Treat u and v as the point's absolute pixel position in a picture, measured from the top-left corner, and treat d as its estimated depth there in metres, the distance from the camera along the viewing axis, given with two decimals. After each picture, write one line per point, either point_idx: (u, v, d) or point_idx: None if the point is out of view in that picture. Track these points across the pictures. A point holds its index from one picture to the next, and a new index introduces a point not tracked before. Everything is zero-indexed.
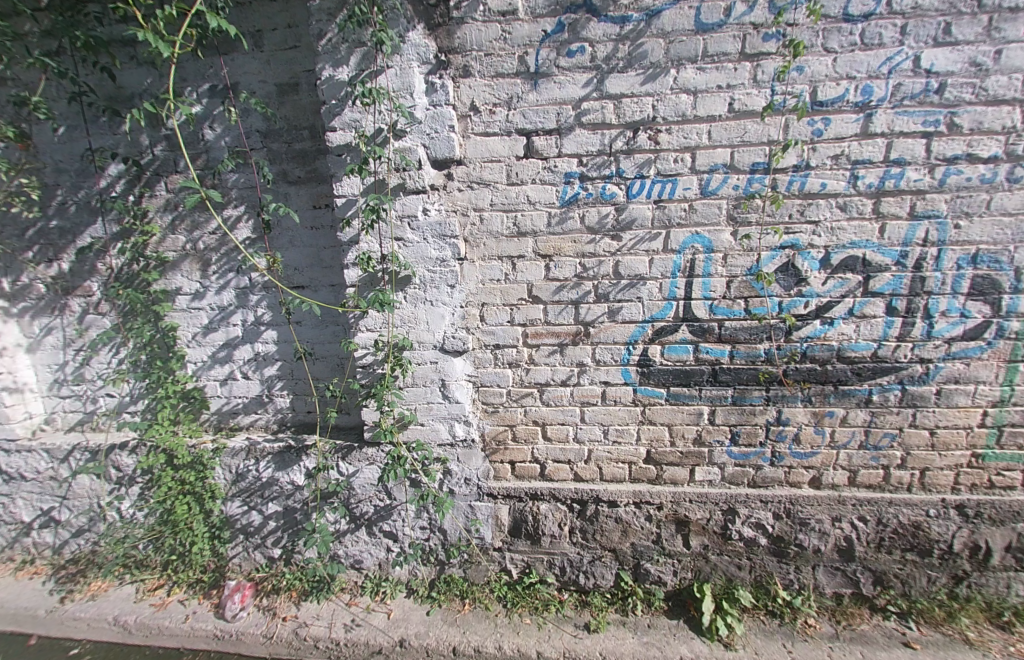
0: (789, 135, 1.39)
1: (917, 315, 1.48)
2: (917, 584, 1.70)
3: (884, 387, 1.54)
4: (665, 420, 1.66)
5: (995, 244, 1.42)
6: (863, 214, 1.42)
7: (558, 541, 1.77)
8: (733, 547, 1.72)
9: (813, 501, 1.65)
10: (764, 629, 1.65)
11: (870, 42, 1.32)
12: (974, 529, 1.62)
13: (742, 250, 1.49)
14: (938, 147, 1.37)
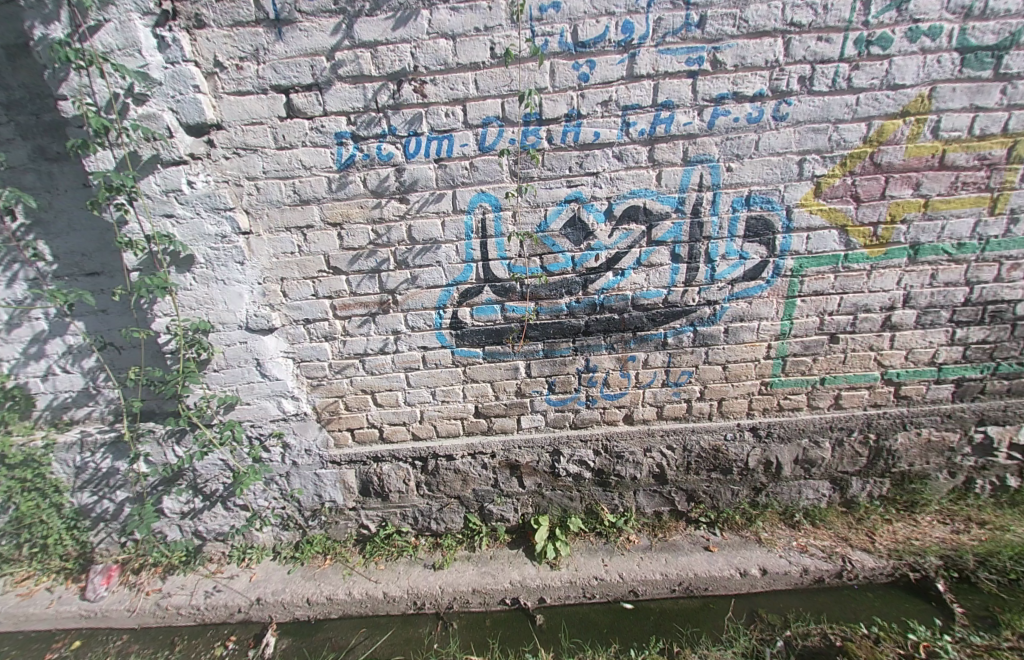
0: (556, 83, 1.36)
1: (700, 260, 1.58)
2: (723, 497, 1.94)
3: (678, 329, 1.68)
4: (487, 377, 1.73)
5: (766, 184, 1.48)
6: (638, 162, 1.45)
7: (406, 495, 1.90)
8: (563, 483, 1.91)
9: (626, 436, 1.82)
10: (589, 547, 1.90)
11: None
12: (765, 447, 1.84)
13: (529, 206, 1.50)
14: (704, 87, 1.37)
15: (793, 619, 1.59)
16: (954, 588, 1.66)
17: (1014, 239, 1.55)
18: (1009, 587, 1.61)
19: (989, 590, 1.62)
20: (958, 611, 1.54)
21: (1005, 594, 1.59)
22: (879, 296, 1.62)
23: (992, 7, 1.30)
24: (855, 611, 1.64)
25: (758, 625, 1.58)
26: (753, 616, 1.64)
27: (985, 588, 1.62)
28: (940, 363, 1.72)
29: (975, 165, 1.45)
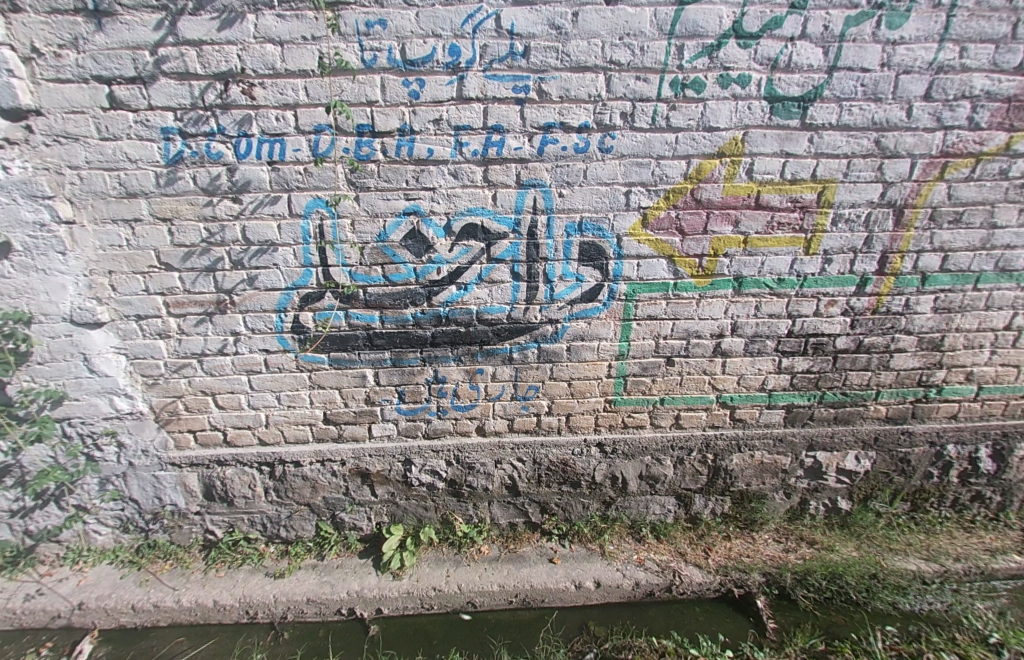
0: (387, 97, 1.39)
1: (538, 280, 1.63)
2: (575, 511, 2.02)
3: (523, 345, 1.73)
4: (334, 384, 1.73)
5: (596, 212, 1.55)
6: (472, 181, 1.49)
7: (252, 501, 1.89)
8: (417, 492, 1.92)
9: (477, 448, 1.86)
10: (438, 558, 1.91)
11: None
12: (611, 462, 1.94)
13: (367, 216, 1.51)
14: (532, 114, 1.43)
15: (617, 632, 1.67)
16: (773, 605, 1.79)
17: (829, 277, 1.67)
18: (821, 603, 1.76)
19: (803, 606, 1.76)
20: (769, 625, 1.65)
21: (817, 610, 1.74)
22: (708, 324, 1.74)
23: (795, 61, 1.40)
24: (675, 624, 1.74)
25: (584, 639, 1.64)
26: (583, 630, 1.70)
27: (802, 606, 1.77)
28: (770, 389, 1.86)
29: (788, 207, 1.57)
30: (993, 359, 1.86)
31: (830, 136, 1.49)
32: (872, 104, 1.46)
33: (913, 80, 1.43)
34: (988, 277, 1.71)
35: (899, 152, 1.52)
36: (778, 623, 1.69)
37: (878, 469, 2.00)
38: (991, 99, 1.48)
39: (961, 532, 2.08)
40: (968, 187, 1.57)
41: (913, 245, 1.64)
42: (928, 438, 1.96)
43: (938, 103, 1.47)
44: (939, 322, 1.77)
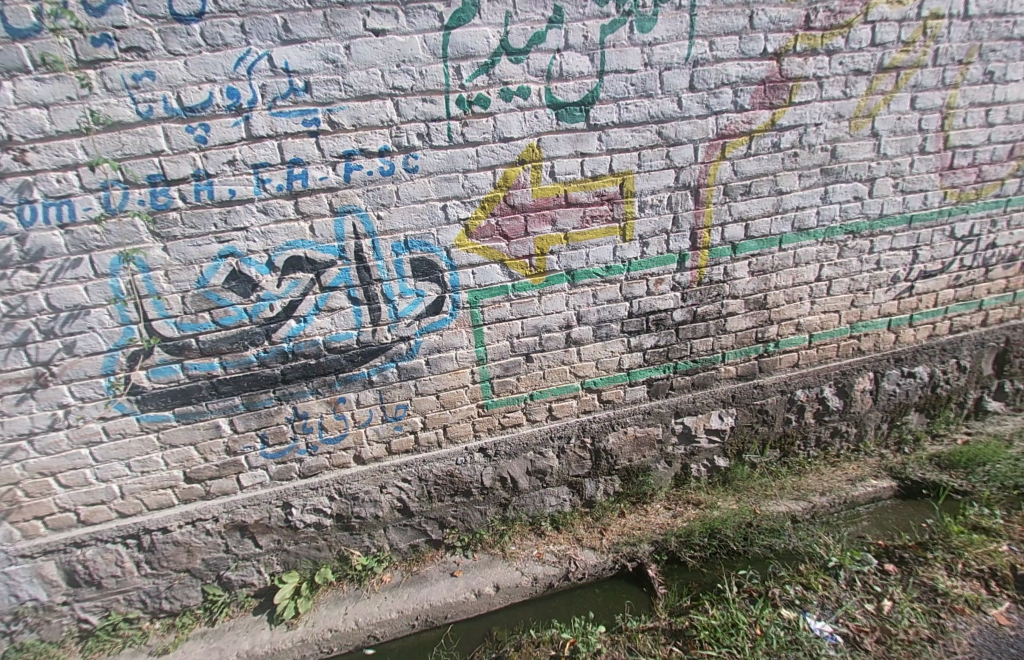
0: (173, 146, 1.38)
1: (379, 301, 1.65)
2: (474, 518, 2.05)
3: (380, 366, 1.73)
4: (187, 440, 1.68)
5: (419, 229, 1.60)
6: (285, 215, 1.50)
7: (124, 578, 1.78)
8: (306, 534, 1.89)
9: (357, 477, 1.84)
10: (336, 597, 1.88)
11: (215, 42, 1.32)
12: (496, 465, 1.98)
13: (181, 264, 1.49)
14: (329, 144, 1.46)
15: (516, 631, 1.70)
16: (664, 571, 1.88)
17: (651, 259, 1.84)
18: (705, 560, 1.89)
19: (691, 566, 1.87)
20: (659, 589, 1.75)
21: (702, 567, 1.86)
22: (554, 317, 1.84)
23: (567, 70, 1.53)
24: (574, 611, 1.79)
25: (484, 645, 1.65)
26: (485, 638, 1.71)
27: (689, 566, 1.88)
28: (628, 369, 2.00)
29: (596, 201, 1.71)
30: (814, 309, 2.09)
31: (616, 132, 1.64)
32: (645, 100, 1.62)
33: (675, 74, 1.61)
34: (789, 237, 1.93)
35: (680, 139, 1.69)
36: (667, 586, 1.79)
37: (741, 423, 2.19)
38: (748, 83, 1.67)
39: (829, 467, 2.31)
40: (748, 162, 1.78)
41: (715, 219, 1.83)
42: (778, 387, 2.17)
43: (703, 92, 1.65)
44: (758, 284, 1.98)
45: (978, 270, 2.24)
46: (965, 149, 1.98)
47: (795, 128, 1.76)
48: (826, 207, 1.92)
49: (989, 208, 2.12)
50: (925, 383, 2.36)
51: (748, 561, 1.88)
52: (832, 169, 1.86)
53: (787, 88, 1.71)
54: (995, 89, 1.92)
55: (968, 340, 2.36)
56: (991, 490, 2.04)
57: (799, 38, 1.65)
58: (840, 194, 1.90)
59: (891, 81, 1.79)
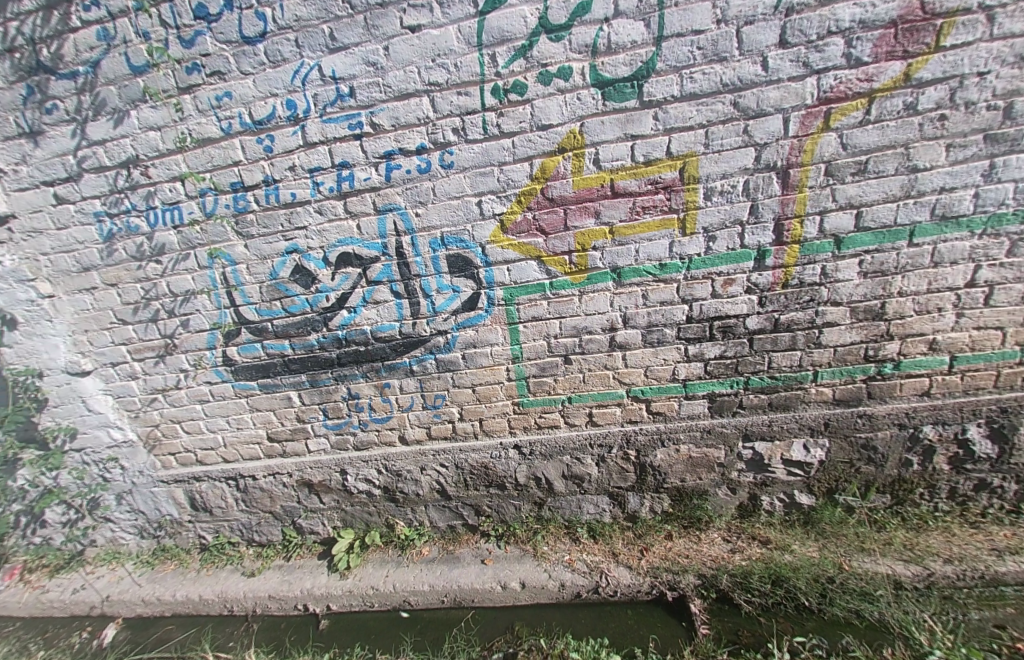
0: (247, 156, 1.58)
1: (418, 295, 1.70)
2: (508, 512, 2.04)
3: (420, 357, 1.80)
4: (268, 407, 1.98)
5: (455, 226, 1.60)
6: (337, 214, 1.63)
7: (227, 509, 2.21)
8: (359, 499, 2.09)
9: (400, 456, 1.97)
10: (382, 559, 2.06)
11: (276, 59, 1.46)
12: (531, 464, 1.93)
13: (258, 259, 1.73)
14: (371, 146, 1.54)
15: (537, 633, 1.67)
16: (711, 610, 1.67)
17: (717, 256, 1.56)
18: (766, 609, 1.61)
19: (745, 612, 1.62)
20: (698, 632, 1.55)
21: (759, 617, 1.60)
22: (596, 319, 1.69)
23: (615, 41, 1.36)
24: (602, 628, 1.69)
25: (504, 639, 1.67)
26: (507, 631, 1.72)
27: (743, 611, 1.63)
28: (683, 379, 1.75)
29: (648, 189, 1.50)
30: (961, 324, 1.55)
31: (676, 109, 1.40)
32: (716, 65, 1.35)
33: (759, 29, 1.31)
34: (926, 228, 1.45)
35: (763, 110, 1.38)
36: (709, 628, 1.58)
37: (834, 458, 1.77)
38: (870, 28, 1.28)
39: (967, 528, 1.74)
40: (866, 133, 1.37)
41: (810, 207, 1.47)
42: (896, 419, 1.68)
43: (799, 47, 1.31)
44: (873, 289, 1.54)
45: None
46: None
47: (944, 81, 1.31)
48: (990, 188, 1.40)
49: None
50: None
51: (824, 624, 1.54)
52: (1004, 134, 1.35)
53: (933, 29, 1.27)
54: None
55: None
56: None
57: None
58: (1015, 168, 1.37)
59: None
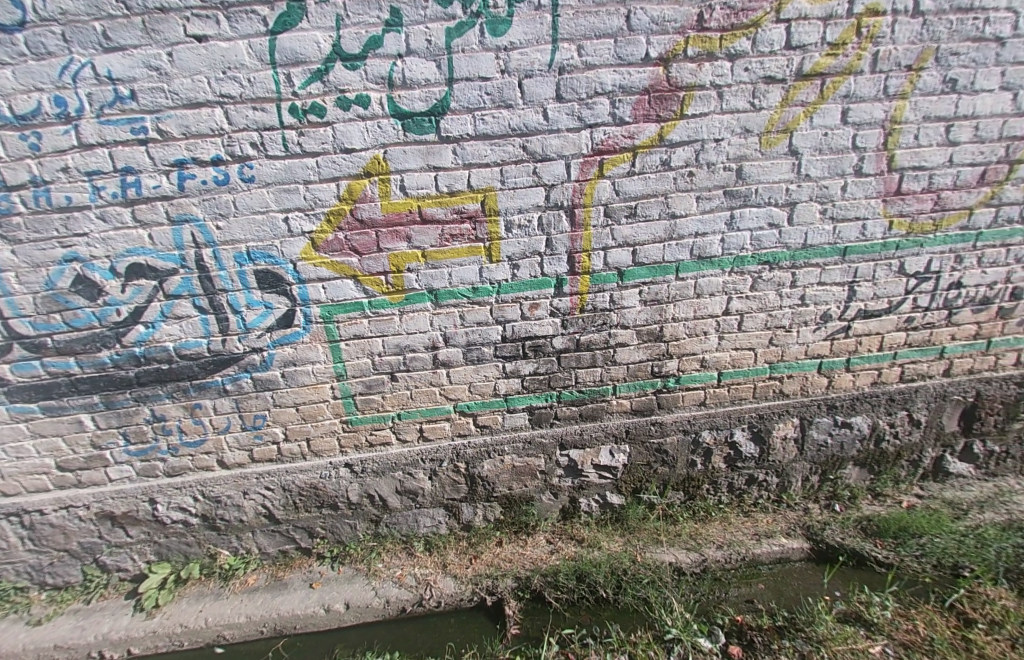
0: (9, 153, 1.38)
1: (225, 310, 1.63)
2: (344, 532, 2.02)
3: (234, 376, 1.73)
4: (54, 431, 1.76)
5: (261, 241, 1.56)
6: (123, 223, 1.50)
7: (9, 551, 1.90)
8: (174, 530, 1.94)
9: (218, 481, 1.87)
10: (200, 592, 1.92)
11: (39, 51, 1.29)
12: (363, 482, 1.92)
13: (29, 267, 1.52)
14: (159, 153, 1.44)
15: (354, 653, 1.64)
16: (524, 610, 1.78)
17: (523, 282, 1.70)
18: (571, 605, 1.76)
19: (553, 608, 1.76)
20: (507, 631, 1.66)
21: (565, 611, 1.74)
22: (418, 337, 1.73)
23: (410, 77, 1.42)
24: (421, 640, 1.71)
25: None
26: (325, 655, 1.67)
27: (551, 608, 1.76)
28: (505, 394, 1.87)
29: (455, 218, 1.58)
30: (723, 345, 1.88)
31: (471, 146, 1.51)
32: (503, 110, 1.48)
33: (537, 83, 1.46)
34: (687, 265, 1.73)
35: (548, 154, 1.54)
36: (519, 628, 1.69)
37: (636, 462, 2.02)
38: (628, 93, 1.49)
39: (739, 517, 2.09)
40: (632, 182, 1.60)
41: (595, 243, 1.67)
42: (680, 426, 1.97)
43: (573, 102, 1.49)
44: (652, 314, 1.80)
45: (938, 312, 1.88)
46: (917, 172, 1.66)
47: (689, 144, 1.57)
48: (732, 236, 1.70)
49: (951, 242, 1.78)
50: (866, 435, 2.04)
51: (615, 612, 1.73)
52: (739, 190, 1.64)
53: (677, 99, 1.51)
54: (958, 100, 1.59)
55: (924, 390, 2.00)
56: (922, 569, 1.76)
57: (691, 40, 1.45)
58: (748, 220, 1.68)
59: (813, 91, 1.53)
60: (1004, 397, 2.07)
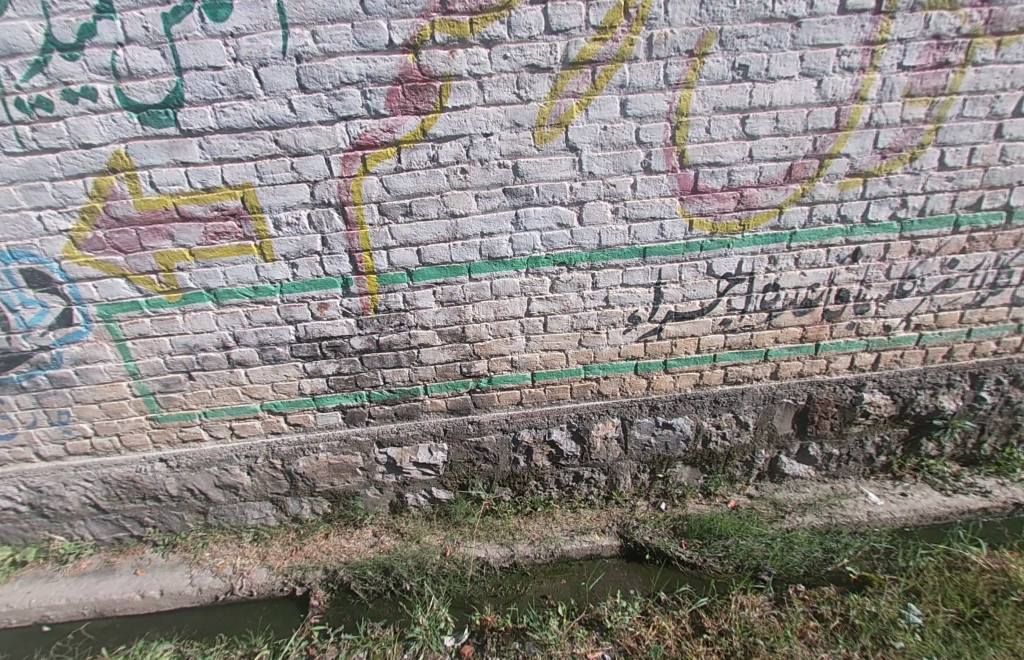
0: None
1: (1, 309, 1.62)
2: (174, 522, 2.06)
3: (27, 373, 1.74)
4: None
5: (19, 240, 1.52)
6: None
7: None
8: (5, 516, 1.99)
9: (38, 472, 1.92)
10: (34, 575, 1.97)
11: None
12: (178, 476, 1.94)
13: None
14: None
15: (153, 636, 1.70)
16: (332, 600, 1.80)
17: (305, 282, 1.63)
18: (374, 597, 1.78)
19: (358, 600, 1.78)
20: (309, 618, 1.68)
21: (368, 603, 1.77)
22: (207, 337, 1.71)
23: (134, 67, 1.33)
24: (227, 625, 1.75)
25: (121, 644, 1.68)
26: (129, 638, 1.72)
27: (358, 599, 1.78)
28: (311, 393, 1.84)
29: (217, 216, 1.53)
30: (531, 346, 1.83)
31: (217, 139, 1.43)
32: (244, 102, 1.39)
33: (274, 72, 1.36)
34: (479, 266, 1.66)
35: (303, 149, 1.45)
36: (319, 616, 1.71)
37: (456, 459, 2.01)
38: (378, 83, 1.39)
39: (565, 512, 2.10)
40: (402, 179, 1.50)
41: (375, 242, 1.59)
42: (497, 425, 1.96)
43: (318, 93, 1.39)
44: (450, 315, 1.74)
45: (756, 314, 1.81)
46: (714, 168, 1.55)
47: (455, 139, 1.46)
48: (520, 236, 1.62)
49: (762, 242, 1.67)
50: (690, 436, 2.02)
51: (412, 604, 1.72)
52: (519, 189, 1.55)
53: (433, 89, 1.40)
54: (751, 90, 1.45)
55: (749, 393, 1.96)
56: (721, 569, 1.76)
57: (436, 25, 1.32)
58: (536, 220, 1.60)
59: (583, 81, 1.41)
60: (839, 401, 1.99)
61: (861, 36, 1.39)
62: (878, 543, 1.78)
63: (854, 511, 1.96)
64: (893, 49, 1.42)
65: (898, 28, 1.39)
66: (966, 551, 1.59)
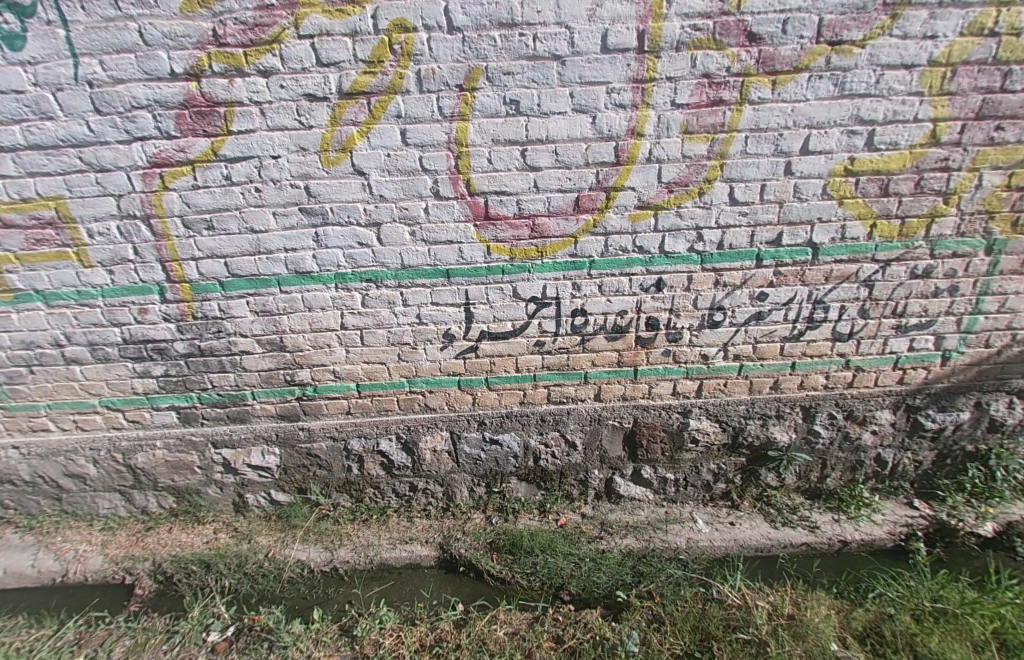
0: None
1: None
2: (30, 506, 2.16)
3: None
4: None
5: None
6: None
7: None
8: None
9: None
10: None
11: None
12: (28, 463, 2.07)
13: None
14: None
15: None
16: (156, 591, 1.87)
17: (123, 288, 1.74)
18: (189, 590, 1.83)
19: (177, 593, 1.84)
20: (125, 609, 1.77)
21: (184, 595, 1.83)
22: (40, 334, 1.82)
23: None
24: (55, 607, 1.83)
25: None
26: None
27: (178, 593, 1.85)
28: (144, 392, 1.95)
29: (35, 224, 1.64)
30: (351, 358, 1.90)
31: (27, 155, 1.53)
32: (47, 122, 1.49)
33: (69, 96, 1.45)
34: (287, 279, 1.73)
35: (105, 166, 1.55)
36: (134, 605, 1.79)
37: (289, 463, 2.09)
38: (166, 107, 1.47)
39: (399, 521, 2.13)
40: (200, 195, 1.59)
41: (183, 254, 1.68)
42: (327, 433, 2.03)
43: (113, 116, 1.48)
44: (267, 326, 1.82)
45: (568, 338, 1.85)
46: (501, 197, 1.60)
47: (245, 160, 1.54)
48: (323, 253, 1.69)
49: (562, 268, 1.71)
50: (517, 453, 2.06)
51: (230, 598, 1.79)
52: (314, 209, 1.62)
53: (219, 114, 1.48)
54: (526, 123, 1.49)
55: (573, 413, 1.99)
56: (527, 585, 1.76)
57: (213, 56, 1.40)
58: (336, 239, 1.67)
59: (360, 111, 1.47)
60: (665, 426, 2.01)
61: (630, 74, 1.41)
62: (692, 574, 1.72)
63: (674, 537, 1.92)
64: (663, 87, 1.43)
65: (665, 68, 1.40)
66: (722, 585, 1.61)
